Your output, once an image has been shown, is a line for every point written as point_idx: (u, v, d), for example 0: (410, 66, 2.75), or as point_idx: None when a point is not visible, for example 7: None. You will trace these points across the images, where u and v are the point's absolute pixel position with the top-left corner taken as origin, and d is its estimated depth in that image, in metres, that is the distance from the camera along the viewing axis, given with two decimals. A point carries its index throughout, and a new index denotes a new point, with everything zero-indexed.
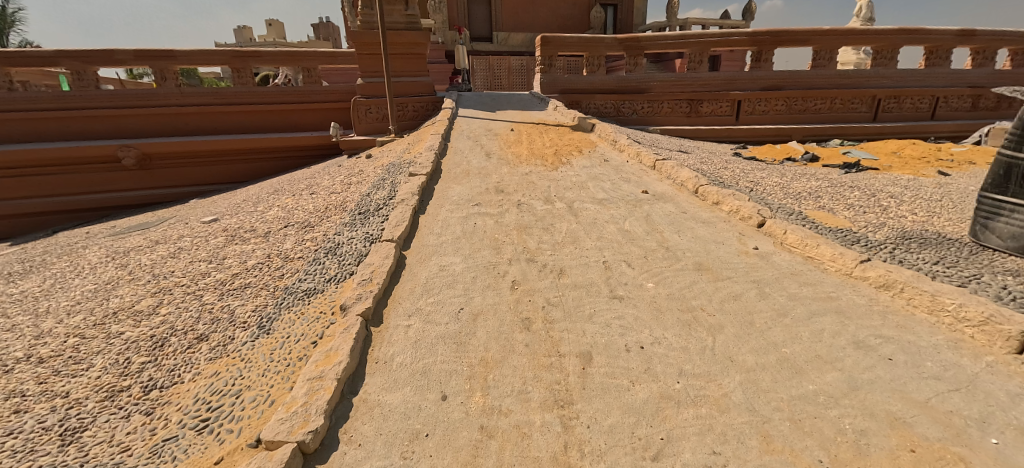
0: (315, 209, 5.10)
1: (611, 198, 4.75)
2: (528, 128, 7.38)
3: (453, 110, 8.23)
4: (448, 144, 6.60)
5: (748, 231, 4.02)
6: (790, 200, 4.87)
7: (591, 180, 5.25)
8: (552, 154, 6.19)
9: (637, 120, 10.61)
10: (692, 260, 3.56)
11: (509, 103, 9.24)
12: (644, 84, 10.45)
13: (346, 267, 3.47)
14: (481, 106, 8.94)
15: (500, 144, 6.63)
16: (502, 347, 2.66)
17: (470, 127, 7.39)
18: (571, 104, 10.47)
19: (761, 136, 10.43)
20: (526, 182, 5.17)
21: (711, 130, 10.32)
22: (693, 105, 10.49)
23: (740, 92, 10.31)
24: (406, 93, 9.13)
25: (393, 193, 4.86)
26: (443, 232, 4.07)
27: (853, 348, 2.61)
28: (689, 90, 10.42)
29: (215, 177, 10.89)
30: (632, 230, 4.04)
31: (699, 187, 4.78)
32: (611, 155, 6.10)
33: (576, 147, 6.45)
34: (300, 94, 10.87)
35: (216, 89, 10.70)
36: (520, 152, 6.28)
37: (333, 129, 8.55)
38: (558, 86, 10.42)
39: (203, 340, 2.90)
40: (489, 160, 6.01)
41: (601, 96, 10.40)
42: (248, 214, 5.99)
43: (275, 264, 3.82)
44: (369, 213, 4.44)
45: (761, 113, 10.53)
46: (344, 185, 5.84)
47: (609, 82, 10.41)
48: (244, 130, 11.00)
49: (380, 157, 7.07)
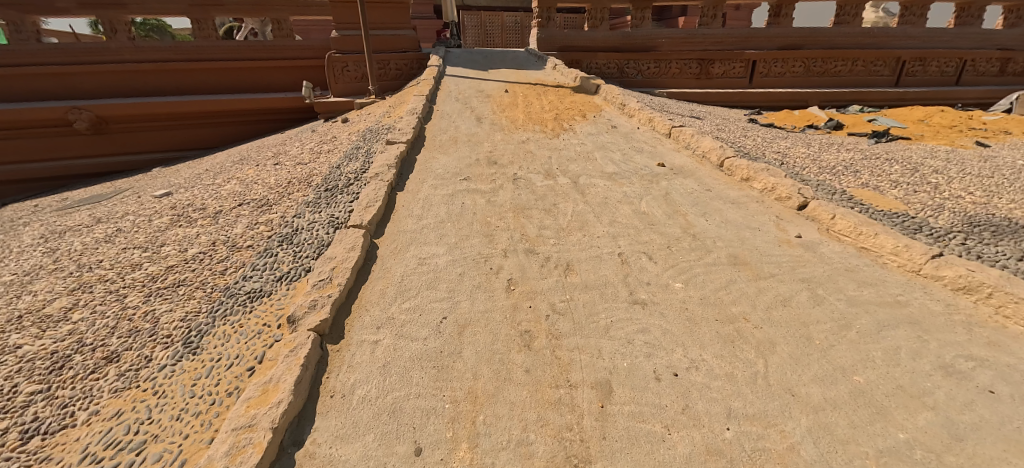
0: (276, 184, 4.36)
1: (622, 172, 4.06)
2: (524, 89, 6.54)
3: (440, 68, 7.31)
4: (433, 107, 5.78)
5: (786, 215, 3.38)
6: (828, 175, 4.22)
7: (597, 150, 4.53)
8: (552, 119, 5.43)
9: (643, 82, 9.73)
10: (726, 251, 2.93)
11: (503, 61, 8.29)
12: (651, 41, 9.50)
13: (301, 261, 2.80)
14: (471, 63, 7.99)
15: (493, 107, 5.83)
16: (495, 374, 2.06)
17: (458, 88, 6.53)
18: (570, 63, 9.51)
19: (776, 101, 9.61)
20: (523, 152, 4.45)
21: (723, 93, 9.48)
22: (704, 65, 9.59)
23: (756, 51, 9.43)
24: (387, 49, 8.14)
25: (367, 165, 4.12)
26: (424, 214, 3.39)
27: (942, 376, 2.04)
28: (700, 48, 9.50)
29: (180, 143, 9.92)
30: (651, 213, 3.39)
31: (725, 159, 4.10)
32: (619, 121, 5.35)
33: (579, 112, 5.68)
34: (271, 49, 9.75)
35: (175, 44, 9.52)
36: (515, 117, 5.50)
37: (305, 89, 7.62)
38: (556, 42, 9.42)
39: (113, 364, 2.28)
40: (480, 125, 5.24)
41: (604, 55, 9.45)
42: (204, 187, 5.22)
43: (218, 256, 3.14)
44: (336, 190, 3.73)
45: (777, 75, 9.67)
46: (314, 155, 5.06)
47: (613, 39, 9.44)
48: (210, 90, 9.92)
49: (357, 122, 6.24)
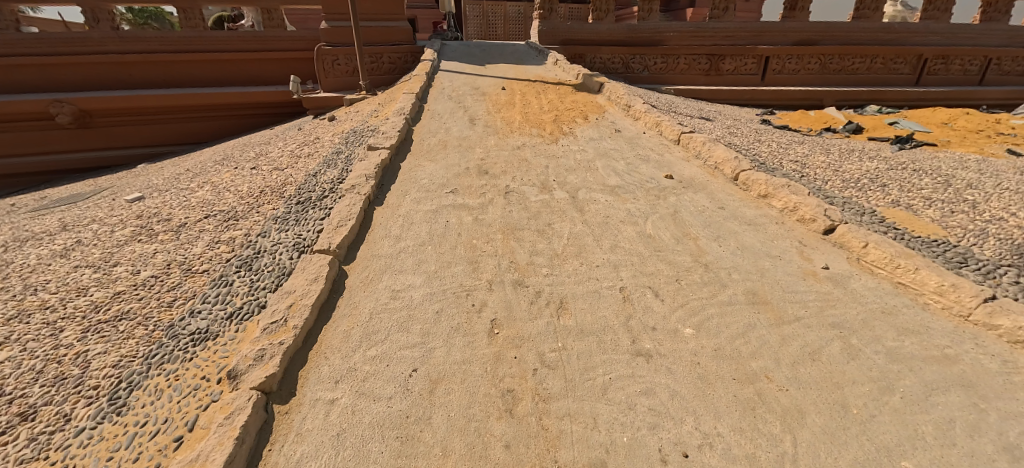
0: (248, 193, 4.00)
1: (626, 184, 3.67)
2: (522, 87, 6.12)
3: (434, 62, 6.89)
4: (424, 106, 5.39)
5: (810, 241, 3.01)
6: (853, 190, 3.82)
7: (599, 158, 4.14)
8: (551, 121, 5.03)
9: (649, 78, 9.28)
10: (743, 287, 2.57)
11: (501, 55, 7.84)
12: (659, 35, 9.02)
13: (257, 294, 2.46)
14: (467, 58, 7.56)
15: (488, 107, 5.43)
16: (469, 451, 1.71)
17: (452, 85, 6.12)
18: (573, 57, 9.05)
19: (789, 99, 9.13)
20: (517, 160, 4.06)
21: (733, 91, 9.00)
22: (714, 61, 9.10)
23: (769, 46, 8.94)
24: (380, 42, 7.72)
25: (345, 174, 3.75)
26: (403, 234, 3.02)
27: (1009, 462, 1.69)
28: (710, 43, 9.01)
29: (168, 137, 9.57)
30: (658, 236, 3.02)
31: (740, 172, 3.70)
32: (623, 124, 4.94)
33: (580, 113, 5.26)
34: (260, 40, 9.33)
35: (160, 34, 9.13)
36: (511, 118, 5.10)
37: (293, 84, 7.22)
38: (559, 35, 8.95)
39: (27, 424, 1.96)
40: (472, 127, 4.85)
41: (608, 49, 9.00)
42: (177, 192, 4.88)
43: (169, 282, 2.80)
44: (308, 204, 3.37)
45: (791, 72, 9.18)
46: (293, 158, 4.69)
47: (618, 32, 8.97)
48: (198, 82, 9.54)
49: (343, 121, 5.85)
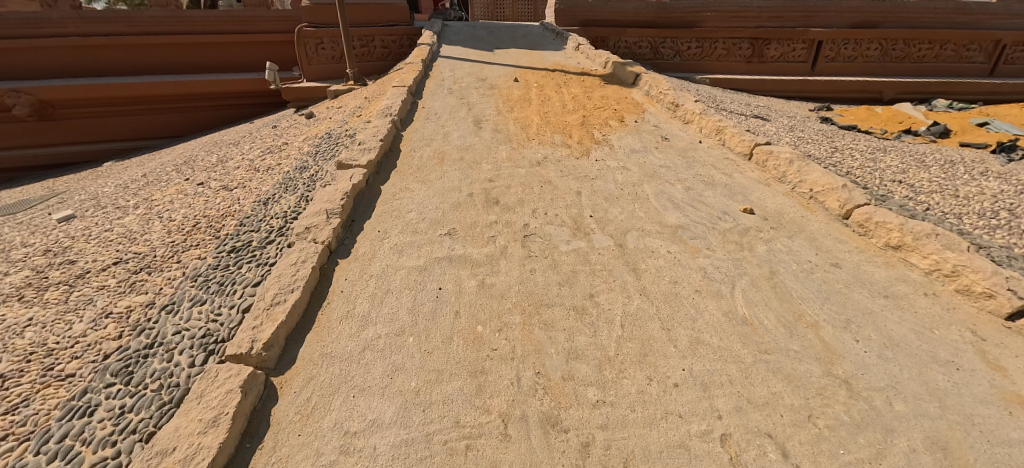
0: (178, 225, 3.01)
1: (692, 223, 2.62)
2: (539, 78, 5.02)
3: (432, 46, 5.79)
4: (418, 103, 4.33)
5: (991, 332, 1.97)
6: (1006, 232, 2.74)
7: (648, 180, 3.08)
8: (579, 123, 3.95)
9: (681, 65, 8.09)
10: (922, 435, 1.55)
11: (512, 38, 6.69)
12: (694, 15, 7.81)
13: (119, 444, 1.50)
14: (473, 41, 6.43)
15: (498, 104, 4.36)
16: None
17: (453, 75, 5.03)
18: (595, 41, 7.87)
19: (844, 92, 7.91)
20: (538, 183, 3.02)
21: (779, 81, 7.80)
22: (757, 46, 7.88)
23: (822, 30, 7.70)
24: (371, 22, 6.63)
25: (301, 205, 2.73)
26: (372, 313, 2.01)
27: None
28: (754, 24, 7.77)
29: (141, 130, 8.64)
30: (759, 320, 1.98)
31: (853, 208, 2.64)
32: (672, 130, 3.85)
33: (614, 114, 4.17)
34: (239, 20, 8.27)
35: (127, 13, 8.07)
36: (527, 119, 4.03)
37: (268, 72, 6.17)
38: (579, 14, 7.72)
39: None
40: (478, 132, 3.80)
41: (635, 31, 7.82)
42: (108, 213, 3.89)
43: (14, 393, 1.84)
44: (242, 255, 2.38)
45: (847, 59, 7.94)
46: (247, 171, 3.69)
47: (647, 12, 7.76)
48: (172, 68, 8.54)
49: (320, 119, 4.83)
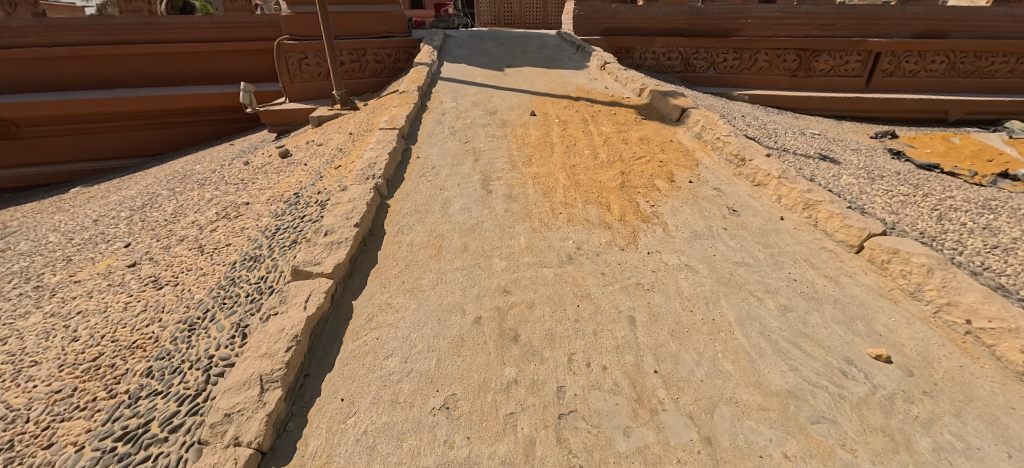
0: (77, 354, 2.20)
1: (808, 388, 1.76)
2: (561, 111, 4.12)
3: (432, 66, 4.90)
4: (411, 150, 3.47)
5: None
6: None
7: (725, 291, 2.21)
8: (616, 184, 3.06)
9: (715, 79, 7.13)
10: None
11: (526, 51, 5.77)
12: (731, 22, 6.82)
13: None
14: (480, 56, 5.53)
15: (511, 151, 3.48)
16: None
17: (456, 107, 4.15)
18: (619, 52, 6.89)
19: (903, 111, 6.91)
20: (572, 298, 2.15)
21: (830, 99, 6.82)
22: (805, 58, 6.88)
23: (880, 40, 6.70)
24: (362, 34, 5.80)
25: (233, 345, 1.90)
26: None
27: None
28: (801, 33, 6.78)
29: (115, 148, 7.85)
30: None
31: None
32: (740, 196, 2.95)
33: (660, 168, 3.27)
34: (221, 27, 7.60)
35: (95, 21, 7.26)
36: (549, 176, 3.14)
37: (243, 94, 5.35)
38: (600, 21, 6.69)
39: None
40: (487, 198, 2.93)
41: (664, 40, 6.85)
42: (20, 297, 3.07)
43: None
44: (130, 454, 1.57)
45: (907, 73, 6.94)
46: (190, 253, 2.88)
47: (677, 18, 6.81)
48: (148, 80, 7.75)
49: (294, 162, 4.00)
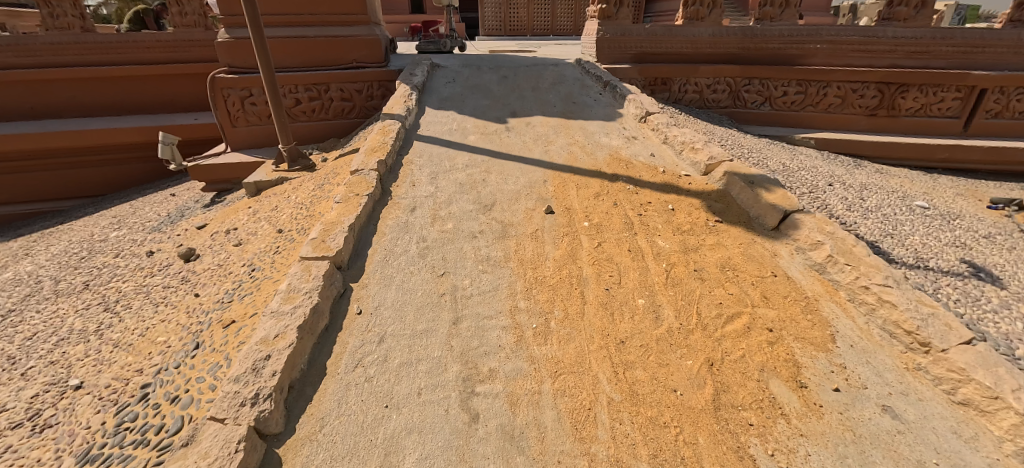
0: None
1: None
2: (590, 204, 2.73)
3: (408, 118, 3.53)
4: (351, 295, 2.10)
5: None
6: None
7: None
8: (704, 396, 1.68)
9: (771, 116, 5.71)
10: None
11: (536, 89, 4.35)
12: (796, 47, 5.41)
13: None
14: (475, 96, 4.13)
15: (516, 298, 2.10)
16: None
17: (434, 194, 2.78)
18: (655, 82, 5.39)
19: (1012, 164, 5.43)
20: None
21: (919, 146, 5.39)
22: (889, 92, 5.43)
23: (989, 74, 5.23)
24: (323, 64, 4.49)
25: None
26: None
27: None
28: (886, 62, 5.34)
29: (41, 191, 6.54)
30: None
31: None
32: (943, 442, 1.56)
33: (770, 347, 1.88)
34: (166, 45, 6.39)
35: (16, 39, 5.99)
36: (582, 372, 1.77)
37: (161, 147, 4.02)
38: (632, 44, 5.22)
39: None
40: (468, 439, 1.55)
41: (710, 68, 5.43)
42: None
43: None
44: None
45: (1016, 115, 5.48)
46: None
47: (727, 41, 5.40)
48: (84, 109, 6.47)
49: (189, 282, 2.66)
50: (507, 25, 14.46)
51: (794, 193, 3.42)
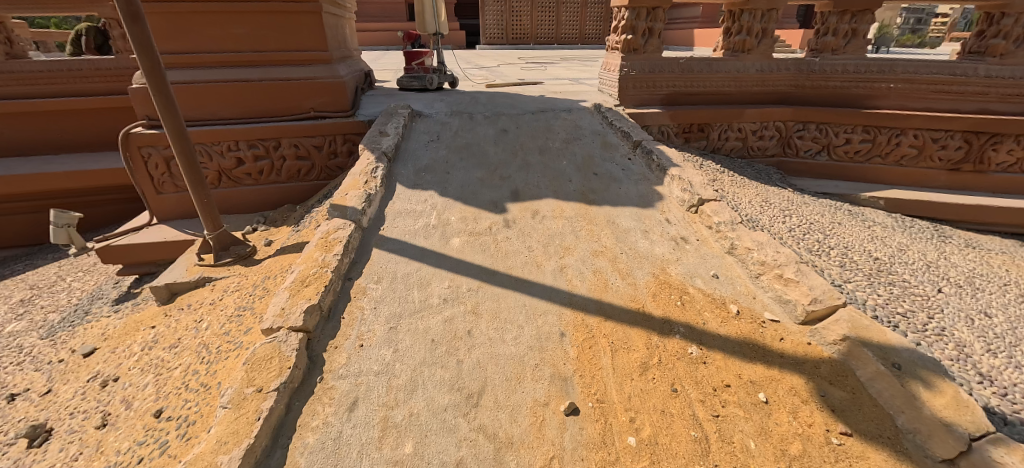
0: None
1: None
2: (634, 391, 1.72)
3: (369, 208, 2.54)
4: None
5: None
6: None
7: None
8: None
9: (828, 167, 4.69)
10: None
11: (544, 149, 3.34)
12: (862, 85, 4.41)
13: None
14: (464, 164, 3.11)
15: None
16: None
17: (389, 370, 1.77)
18: (691, 127, 4.33)
19: None
20: None
21: (1016, 210, 4.34)
22: (978, 143, 4.38)
23: None
24: (272, 113, 3.51)
25: None
26: None
27: None
28: (974, 106, 4.32)
29: None
30: None
31: None
32: None
33: None
34: (107, 74, 5.49)
35: None
36: None
37: (55, 232, 3.11)
38: (663, 82, 4.19)
39: None
40: None
41: (757, 112, 4.41)
42: None
43: None
44: None
45: None
46: None
47: (778, 79, 4.43)
48: (7, 146, 5.42)
49: None
50: (509, 34, 13.49)
51: (915, 325, 2.38)
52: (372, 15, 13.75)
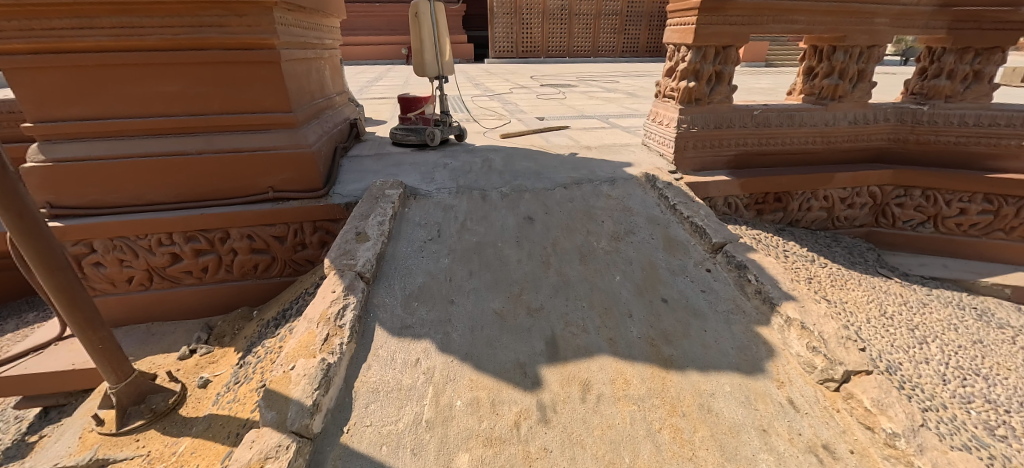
0: None
1: None
2: None
3: (325, 394, 1.59)
4: None
5: None
6: None
7: None
8: None
9: (932, 240, 3.71)
10: None
11: (586, 252, 2.40)
12: (985, 142, 3.43)
13: None
14: (475, 284, 2.17)
15: None
16: None
17: None
18: (766, 194, 3.36)
19: None
20: None
21: None
22: None
23: None
24: (218, 195, 2.63)
25: None
26: None
27: None
28: None
29: None
30: None
31: None
32: None
33: None
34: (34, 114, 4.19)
35: None
36: None
37: None
38: (731, 139, 3.24)
39: None
40: None
41: (850, 175, 3.44)
42: None
43: None
44: None
45: None
46: None
47: (873, 132, 3.47)
48: None
49: None
50: (519, 47, 12.61)
51: None
52: (372, 27, 12.91)
